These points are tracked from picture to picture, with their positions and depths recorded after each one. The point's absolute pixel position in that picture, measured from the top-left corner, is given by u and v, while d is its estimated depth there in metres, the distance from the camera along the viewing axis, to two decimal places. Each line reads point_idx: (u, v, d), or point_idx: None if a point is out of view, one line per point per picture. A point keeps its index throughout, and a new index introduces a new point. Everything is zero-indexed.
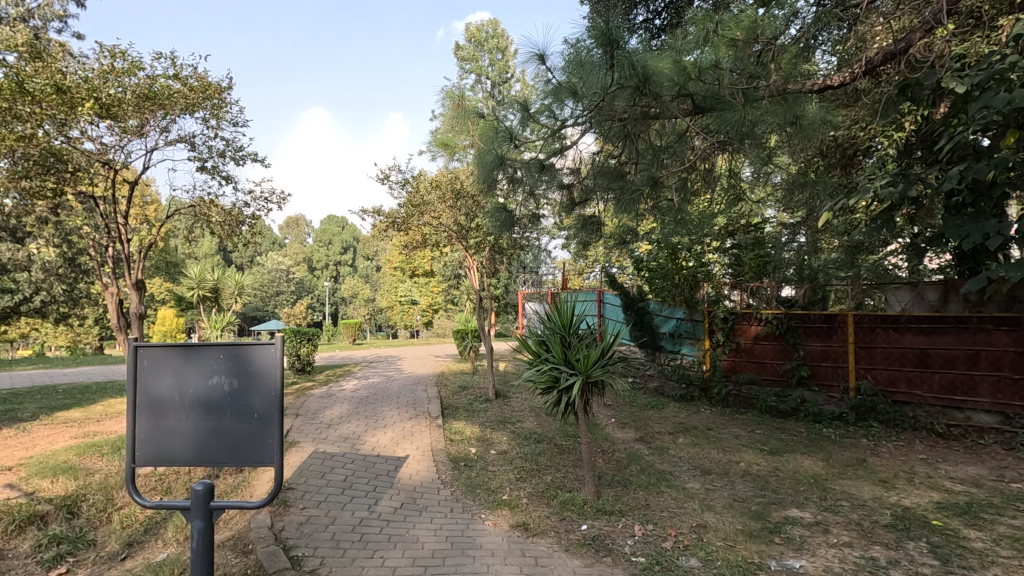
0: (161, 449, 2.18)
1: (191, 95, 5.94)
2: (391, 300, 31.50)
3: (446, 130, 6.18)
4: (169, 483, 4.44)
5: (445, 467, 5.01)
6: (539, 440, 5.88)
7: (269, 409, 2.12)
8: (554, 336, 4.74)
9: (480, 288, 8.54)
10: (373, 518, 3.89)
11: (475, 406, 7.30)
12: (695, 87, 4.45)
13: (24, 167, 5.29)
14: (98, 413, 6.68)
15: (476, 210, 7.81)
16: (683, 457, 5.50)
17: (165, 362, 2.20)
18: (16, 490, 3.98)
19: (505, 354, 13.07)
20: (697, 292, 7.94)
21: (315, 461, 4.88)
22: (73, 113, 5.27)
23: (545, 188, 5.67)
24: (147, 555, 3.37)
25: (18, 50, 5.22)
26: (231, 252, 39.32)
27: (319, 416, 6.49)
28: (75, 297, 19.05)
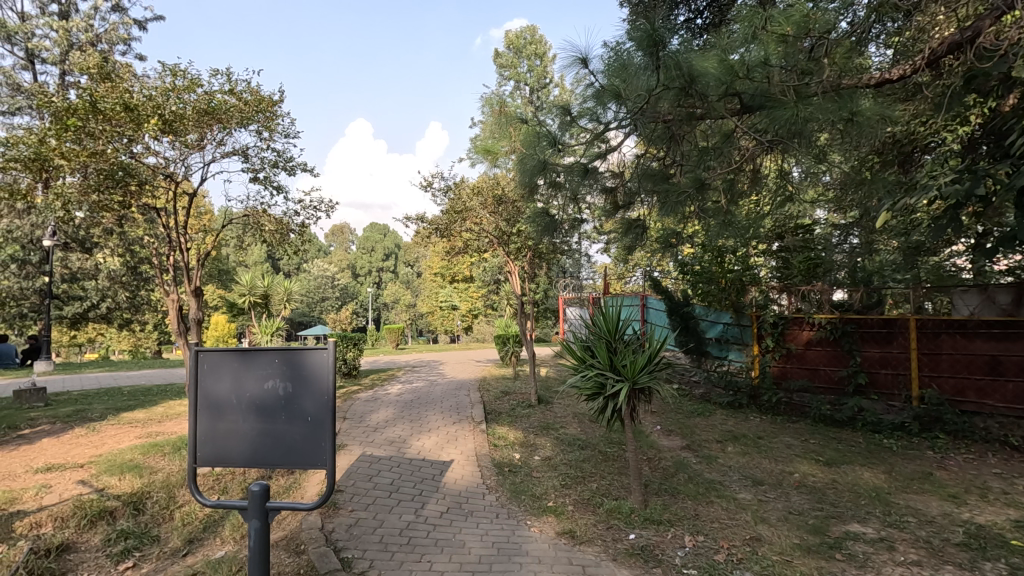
0: (220, 449, 2.27)
1: (246, 108, 6.19)
2: (431, 306, 31.95)
3: (487, 136, 6.23)
4: (226, 483, 4.62)
5: (489, 472, 5.01)
6: (584, 446, 5.83)
7: (322, 413, 2.16)
8: (599, 340, 4.69)
9: (521, 293, 8.55)
10: (420, 522, 3.92)
11: (518, 411, 7.30)
12: (743, 86, 4.30)
13: (95, 180, 5.65)
14: (159, 414, 7.00)
15: (518, 216, 7.83)
16: (733, 466, 5.34)
17: (224, 365, 2.29)
18: (88, 487, 4.21)
19: (546, 359, 13.02)
20: (744, 296, 7.72)
21: (362, 464, 4.96)
22: (139, 128, 5.57)
23: (587, 192, 5.63)
24: (207, 552, 3.51)
25: (90, 72, 5.59)
26: (279, 260, 40.76)
27: (366, 419, 6.63)
28: (137, 303, 20.05)
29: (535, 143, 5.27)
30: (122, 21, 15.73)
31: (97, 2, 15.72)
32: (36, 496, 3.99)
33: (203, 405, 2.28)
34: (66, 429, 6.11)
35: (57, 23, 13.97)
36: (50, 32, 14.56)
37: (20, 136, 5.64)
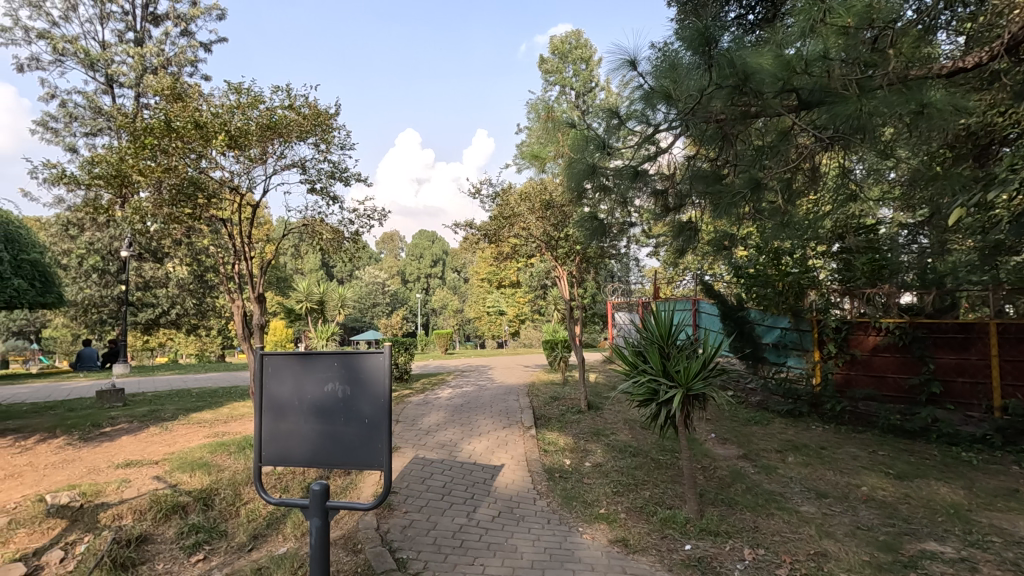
0: (283, 449, 2.36)
1: (304, 122, 6.45)
2: (478, 311, 32.21)
3: (535, 141, 6.27)
4: (287, 482, 4.80)
5: (540, 477, 5.00)
6: (635, 453, 5.73)
7: (378, 416, 2.21)
8: (652, 345, 4.61)
9: (570, 298, 8.50)
10: (472, 525, 3.96)
11: (568, 417, 7.24)
12: (801, 81, 4.13)
13: (169, 195, 6.03)
14: (225, 415, 7.35)
15: (566, 220, 7.81)
16: (794, 477, 5.11)
17: (286, 369, 2.39)
18: (163, 482, 4.47)
19: (595, 365, 12.87)
20: (802, 300, 7.42)
21: (416, 466, 5.07)
22: (207, 144, 5.90)
23: (636, 195, 5.57)
24: (270, 548, 3.66)
25: (163, 93, 5.99)
26: (332, 268, 42.17)
27: (418, 423, 6.76)
28: (204, 310, 21.19)
29: (583, 148, 5.26)
30: (189, 45, 16.72)
31: (168, 27, 16.78)
32: (118, 490, 4.27)
33: (267, 406, 2.38)
34: (141, 428, 6.53)
35: (133, 50, 15.01)
36: (127, 57, 15.65)
37: (102, 155, 6.08)
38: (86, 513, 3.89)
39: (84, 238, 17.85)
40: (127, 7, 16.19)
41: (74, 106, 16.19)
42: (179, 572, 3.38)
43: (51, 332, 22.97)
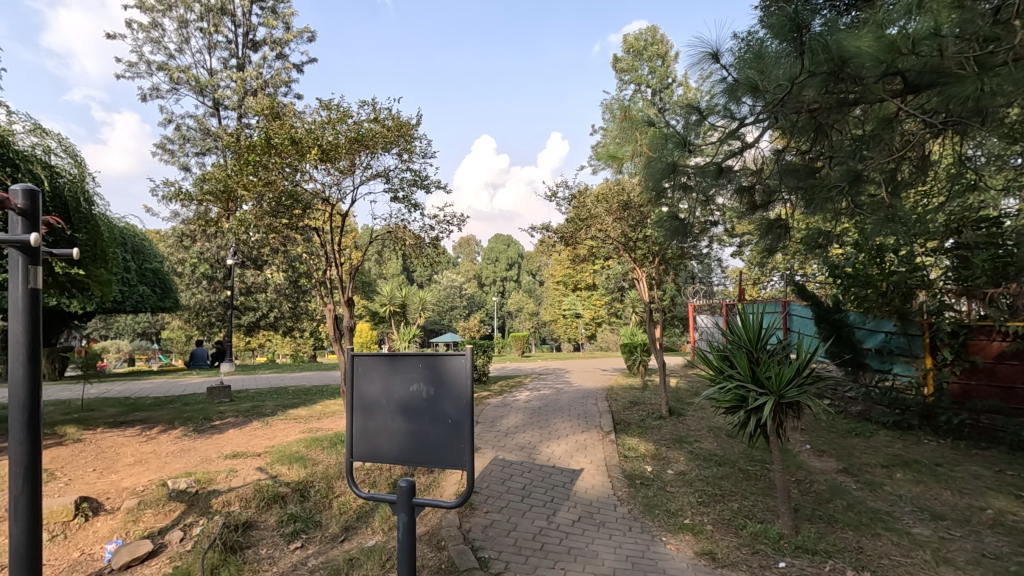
0: (372, 446, 2.47)
1: (388, 133, 6.73)
2: (554, 314, 32.12)
3: (612, 142, 6.17)
4: (375, 477, 5.02)
5: (621, 483, 4.90)
6: (721, 462, 5.48)
7: (462, 417, 2.26)
8: (739, 350, 4.40)
9: (649, 301, 8.27)
10: (553, 528, 3.95)
11: (648, 423, 7.05)
12: (906, 64, 3.84)
13: (269, 207, 6.51)
14: (318, 412, 7.82)
15: (644, 221, 7.62)
16: (903, 495, 4.68)
17: (375, 369, 2.50)
18: (265, 473, 4.82)
19: (675, 369, 12.46)
20: (911, 302, 6.77)
21: (496, 467, 5.12)
22: (301, 158, 6.30)
23: (720, 192, 5.34)
24: (360, 540, 3.85)
25: (263, 113, 6.52)
26: (413, 272, 43.72)
27: (498, 424, 6.84)
28: (298, 313, 22.68)
29: (662, 147, 5.13)
30: (283, 67, 18.00)
31: (265, 52, 18.15)
32: (227, 479, 4.66)
33: (358, 404, 2.50)
34: (246, 422, 7.09)
35: (236, 75, 16.37)
36: (231, 82, 17.12)
37: (213, 173, 6.69)
38: (201, 498, 4.27)
39: (196, 249, 19.68)
40: (231, 36, 17.68)
41: (187, 129, 17.90)
42: (280, 557, 3.63)
43: (169, 334, 25.51)
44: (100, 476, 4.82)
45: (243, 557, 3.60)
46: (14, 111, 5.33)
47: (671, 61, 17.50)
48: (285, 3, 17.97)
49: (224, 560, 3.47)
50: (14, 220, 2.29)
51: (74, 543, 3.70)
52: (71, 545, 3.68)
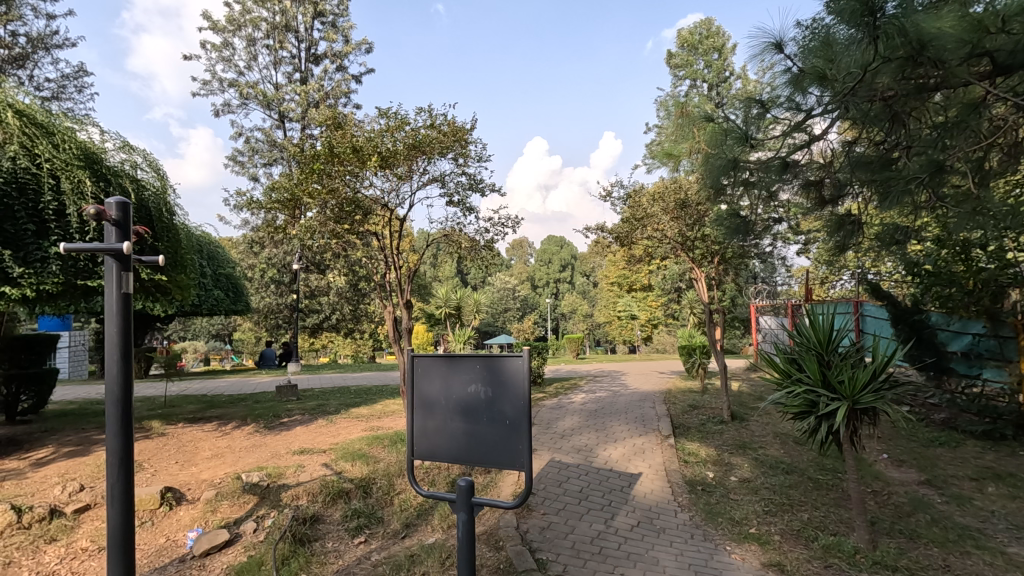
0: (432, 445, 2.53)
1: (444, 139, 6.83)
2: (608, 315, 31.70)
3: (669, 140, 6.03)
4: (434, 476, 5.11)
5: (681, 489, 4.77)
6: (789, 470, 5.24)
7: (520, 418, 2.28)
8: (808, 353, 4.20)
9: (709, 301, 8.01)
10: (611, 533, 3.90)
11: (709, 427, 6.83)
12: (994, 43, 3.53)
13: (333, 213, 6.78)
14: (378, 411, 8.06)
15: (703, 219, 7.40)
16: (996, 511, 4.31)
17: (434, 369, 2.55)
18: (330, 469, 5.01)
19: (737, 372, 12.01)
20: (1002, 302, 6.23)
21: (553, 469, 5.11)
22: (362, 165, 6.52)
23: (785, 188, 5.11)
24: (421, 537, 3.94)
25: (326, 123, 6.82)
26: (467, 275, 44.33)
27: (554, 426, 6.81)
28: (358, 315, 23.46)
29: (723, 142, 4.95)
30: (343, 79, 18.70)
31: (326, 65, 18.92)
32: (295, 474, 4.89)
33: (418, 403, 2.57)
34: (312, 420, 7.40)
35: (300, 89, 17.13)
36: (295, 96, 17.96)
37: (280, 183, 7.03)
38: (272, 491, 4.49)
39: (264, 254, 20.75)
40: (295, 51, 18.54)
41: (256, 142, 18.90)
42: (345, 551, 3.77)
43: (241, 335, 27.02)
44: (182, 468, 5.15)
45: (311, 549, 3.75)
46: (106, 130, 5.80)
47: (729, 53, 16.94)
48: (345, 17, 18.68)
49: (294, 551, 3.63)
50: (108, 229, 2.50)
51: (161, 530, 3.98)
52: (157, 532, 3.96)
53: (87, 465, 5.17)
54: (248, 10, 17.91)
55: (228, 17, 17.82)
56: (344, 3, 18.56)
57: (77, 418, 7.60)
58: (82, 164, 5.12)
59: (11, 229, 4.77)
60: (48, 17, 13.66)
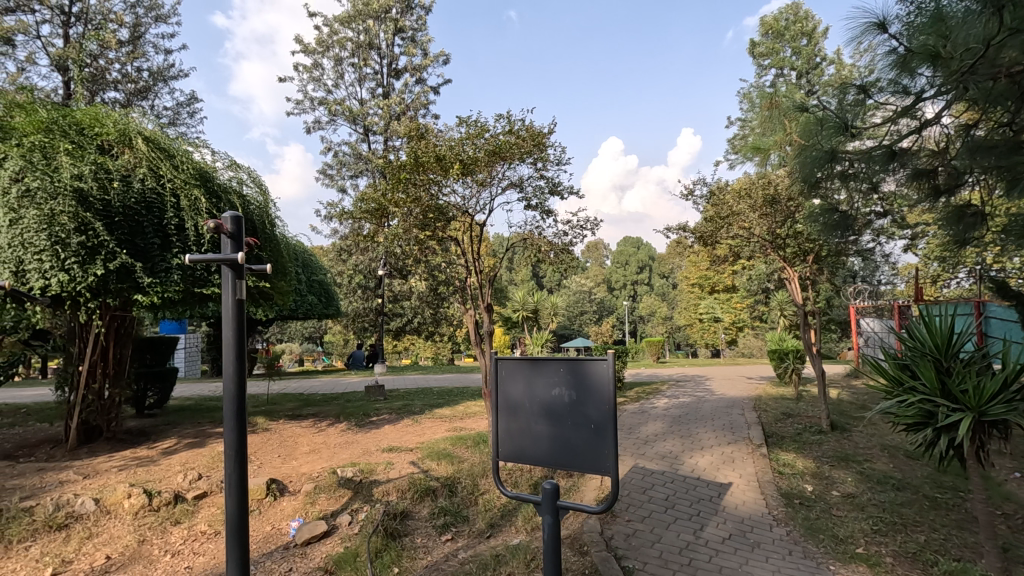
0: (518, 446, 2.55)
1: (523, 143, 6.88)
2: (689, 318, 30.54)
3: (757, 133, 5.73)
4: (517, 477, 5.16)
5: (776, 502, 4.50)
6: (900, 487, 4.80)
7: (606, 421, 2.25)
8: (923, 358, 3.83)
9: (804, 303, 7.51)
10: (701, 544, 3.76)
11: (806, 437, 6.41)
12: None
13: (417, 221, 7.04)
14: (460, 412, 8.25)
15: (796, 215, 6.96)
16: None
17: (518, 372, 2.58)
18: (417, 467, 5.19)
19: (835, 379, 11.18)
20: None
21: (636, 475, 4.99)
22: (445, 174, 6.74)
23: (890, 179, 4.70)
24: (505, 538, 3.99)
25: (410, 134, 7.11)
26: (543, 278, 44.51)
27: (637, 432, 6.66)
28: (438, 318, 24.18)
29: (818, 132, 4.64)
30: (422, 90, 19.39)
31: (406, 78, 19.70)
32: (385, 470, 5.11)
33: (503, 405, 2.60)
34: (399, 419, 7.70)
35: (383, 103, 17.97)
36: (378, 109, 18.86)
37: (368, 193, 7.39)
38: (364, 487, 4.72)
39: (352, 262, 21.92)
40: (378, 67, 19.47)
41: (343, 155, 19.98)
42: (433, 547, 3.89)
43: (331, 337, 28.68)
44: (284, 462, 5.55)
45: (401, 543, 3.91)
46: (216, 150, 6.37)
47: (820, 37, 15.86)
48: (423, 32, 19.41)
49: (385, 545, 3.80)
50: (224, 241, 2.74)
51: (267, 518, 4.30)
52: (265, 520, 4.29)
53: (204, 456, 5.70)
54: (335, 31, 19.04)
55: (317, 40, 19.04)
56: (422, 18, 19.30)
57: (194, 413, 8.38)
58: (196, 183, 5.66)
59: (141, 243, 5.33)
60: (166, 52, 15.21)
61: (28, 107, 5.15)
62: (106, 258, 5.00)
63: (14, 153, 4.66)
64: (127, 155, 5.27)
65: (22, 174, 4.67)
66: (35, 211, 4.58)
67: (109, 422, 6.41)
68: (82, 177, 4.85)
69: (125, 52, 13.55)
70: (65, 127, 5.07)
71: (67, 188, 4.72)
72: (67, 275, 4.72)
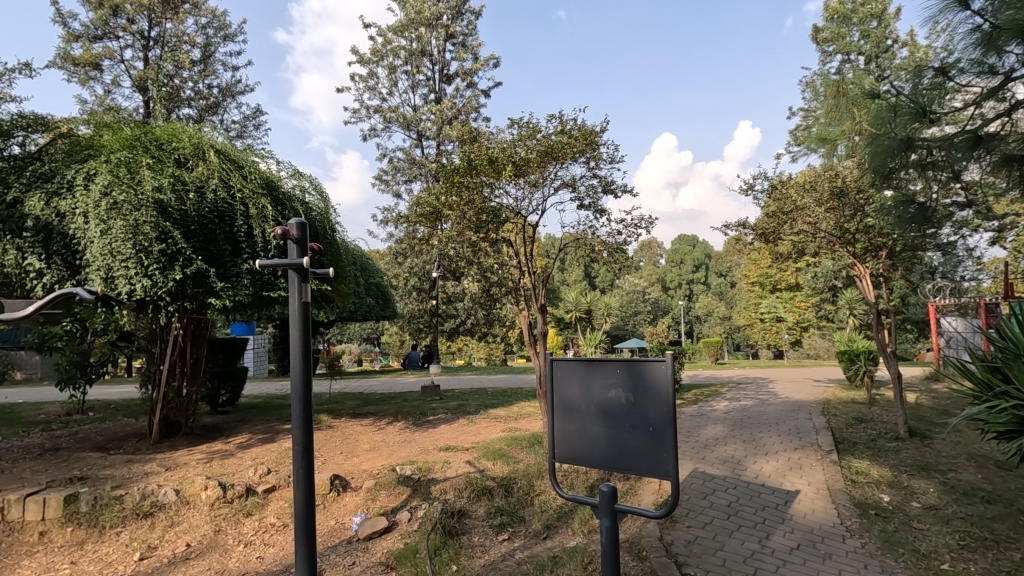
0: (574, 447, 2.53)
1: (575, 142, 6.83)
2: (749, 318, 29.42)
3: (823, 123, 5.46)
4: (573, 479, 5.13)
5: (849, 512, 4.26)
6: (990, 500, 4.44)
7: (665, 424, 2.20)
8: (1016, 360, 3.54)
9: (876, 302, 7.08)
10: (767, 553, 3.61)
11: (881, 444, 6.04)
12: None
13: (471, 223, 7.13)
14: (515, 413, 8.29)
15: (867, 208, 6.57)
16: None
17: (574, 373, 2.56)
18: (473, 466, 5.25)
19: (913, 382, 10.46)
20: None
21: (696, 480, 4.85)
22: (498, 176, 6.80)
23: (974, 167, 4.37)
24: (562, 539, 3.98)
25: (462, 138, 7.22)
26: (595, 278, 44.09)
27: (697, 435, 6.47)
28: (491, 319, 24.39)
29: (890, 120, 4.39)
30: (473, 94, 19.62)
31: (458, 83, 20.00)
32: (443, 469, 5.20)
33: (559, 405, 2.59)
34: (454, 419, 7.82)
35: (435, 108, 18.34)
36: (431, 115, 19.24)
37: (423, 198, 7.54)
38: (422, 484, 4.81)
39: (408, 265, 22.45)
40: (430, 73, 19.86)
41: (398, 161, 20.50)
42: (490, 546, 3.93)
43: (388, 338, 29.48)
44: (347, 459, 5.75)
45: (459, 541, 3.97)
46: (280, 161, 6.69)
47: (891, 19, 14.90)
48: (474, 36, 19.66)
49: (443, 542, 3.87)
50: (291, 246, 2.87)
51: (331, 513, 4.47)
52: (329, 514, 4.46)
53: (272, 451, 5.99)
54: (389, 41, 19.56)
55: (372, 50, 19.64)
56: (472, 23, 19.56)
57: (263, 411, 8.82)
58: (263, 192, 5.97)
59: (214, 250, 5.67)
60: (233, 69, 16.09)
61: (115, 127, 5.60)
62: (183, 264, 5.33)
63: (103, 168, 5.01)
64: (201, 167, 5.62)
65: (110, 188, 4.99)
66: (121, 221, 4.90)
67: (187, 418, 6.86)
68: (162, 189, 5.20)
69: (197, 71, 14.46)
70: (146, 144, 5.48)
71: (150, 200, 5.07)
72: (149, 280, 5.06)
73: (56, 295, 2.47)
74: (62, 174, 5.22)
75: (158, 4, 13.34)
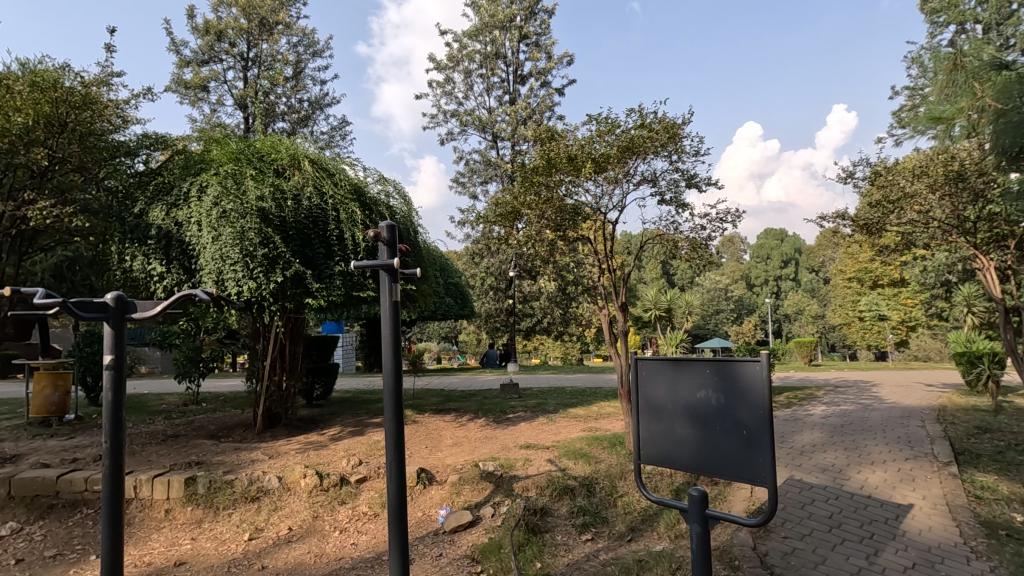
0: (661, 449, 2.45)
1: (655, 135, 6.62)
2: (846, 317, 27.32)
3: (937, 101, 4.96)
4: (657, 481, 4.98)
5: (973, 531, 3.86)
6: None
7: (759, 427, 2.09)
8: None
9: (1002, 298, 6.35)
10: (876, 571, 3.34)
11: (1011, 457, 5.41)
12: None
13: (550, 222, 7.13)
14: (595, 412, 8.20)
15: (990, 194, 5.91)
16: None
17: (660, 373, 2.48)
18: (555, 465, 5.25)
19: None
20: None
21: (793, 488, 4.57)
22: (578, 173, 6.76)
23: None
24: (647, 543, 3.90)
25: (540, 136, 7.23)
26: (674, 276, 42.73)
27: (792, 440, 6.09)
28: (568, 318, 24.29)
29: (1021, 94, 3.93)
30: (547, 93, 19.63)
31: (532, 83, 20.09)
32: (525, 466, 5.23)
33: (645, 406, 2.52)
34: (534, 418, 7.85)
35: (510, 109, 18.54)
36: (506, 116, 19.45)
37: (501, 198, 7.62)
38: (505, 480, 4.88)
39: (485, 265, 22.85)
40: (504, 75, 20.08)
41: (474, 163, 20.87)
42: (574, 546, 3.92)
43: (466, 337, 30.13)
44: (431, 453, 5.95)
45: (543, 539, 3.99)
46: (367, 167, 7.01)
47: None
48: (547, 35, 19.64)
49: (528, 539, 3.91)
50: (381, 247, 2.99)
51: (419, 504, 4.63)
52: (417, 506, 4.62)
53: (363, 443, 6.29)
54: (464, 46, 19.97)
55: (449, 56, 20.17)
56: (545, 22, 19.56)
57: (352, 405, 9.30)
58: (352, 198, 6.30)
59: (309, 253, 6.05)
60: (321, 83, 17.07)
61: (222, 142, 6.13)
62: (283, 267, 5.74)
63: (214, 181, 5.51)
64: (297, 176, 6.02)
65: (220, 198, 5.48)
66: (230, 229, 5.35)
67: (286, 410, 7.36)
68: (263, 198, 5.63)
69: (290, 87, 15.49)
70: (249, 156, 5.97)
71: (253, 208, 5.52)
72: (255, 282, 5.46)
73: (177, 295, 2.71)
74: (178, 187, 5.78)
75: (256, 27, 14.45)
